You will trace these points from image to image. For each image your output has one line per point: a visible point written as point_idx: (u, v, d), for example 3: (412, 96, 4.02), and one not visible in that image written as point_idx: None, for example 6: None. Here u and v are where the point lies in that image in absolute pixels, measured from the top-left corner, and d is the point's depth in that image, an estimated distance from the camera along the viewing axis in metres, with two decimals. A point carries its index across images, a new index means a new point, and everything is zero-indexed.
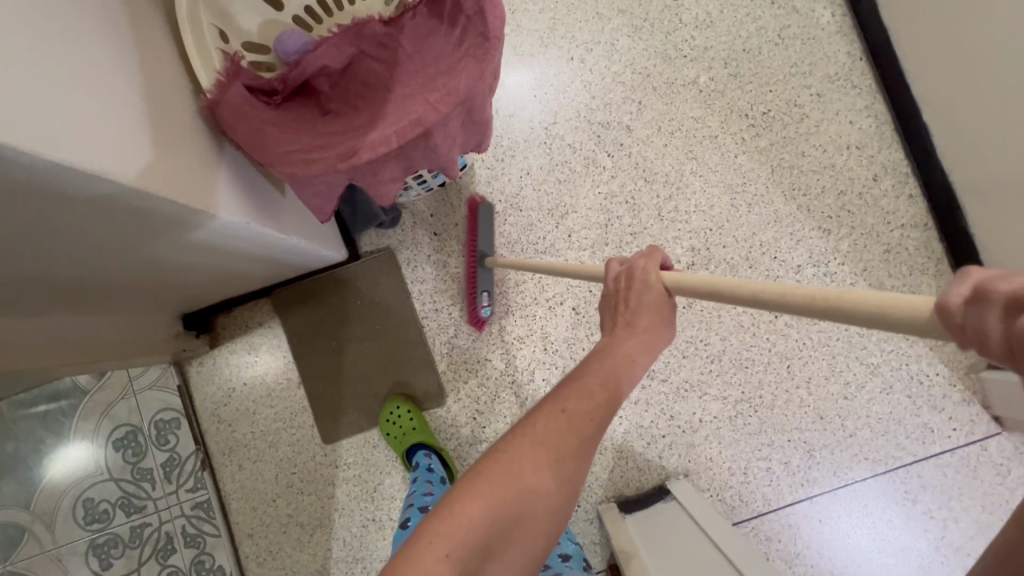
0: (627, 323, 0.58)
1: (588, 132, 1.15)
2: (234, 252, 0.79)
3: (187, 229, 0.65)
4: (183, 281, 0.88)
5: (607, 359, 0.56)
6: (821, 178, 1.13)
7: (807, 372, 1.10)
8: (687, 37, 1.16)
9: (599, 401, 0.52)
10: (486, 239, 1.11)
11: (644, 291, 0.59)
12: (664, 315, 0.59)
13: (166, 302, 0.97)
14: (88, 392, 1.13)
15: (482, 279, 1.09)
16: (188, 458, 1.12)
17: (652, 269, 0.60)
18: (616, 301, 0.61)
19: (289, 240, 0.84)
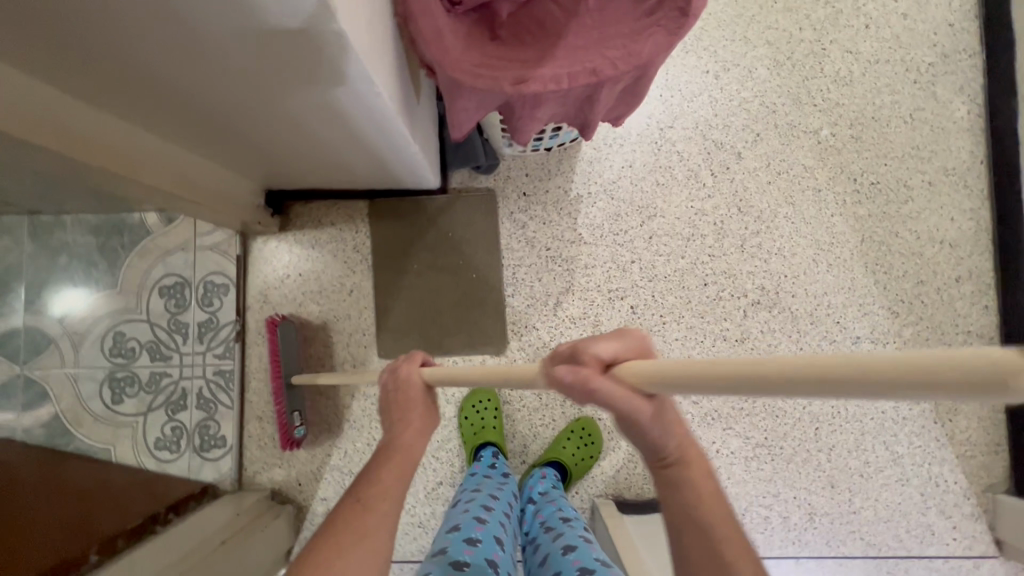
0: (402, 418, 0.62)
1: (699, 146, 1.15)
2: (356, 132, 0.77)
3: (338, 91, 0.62)
4: (288, 146, 0.86)
5: (384, 461, 0.58)
6: (907, 261, 1.13)
7: (832, 441, 1.11)
8: (822, 88, 1.16)
9: (386, 486, 0.55)
10: (289, 359, 1.08)
11: (411, 385, 0.63)
12: (430, 404, 0.64)
13: (256, 165, 0.96)
14: (151, 234, 1.14)
15: (289, 399, 1.07)
16: (225, 326, 1.13)
17: (413, 363, 0.65)
18: (388, 398, 0.64)
19: (409, 136, 0.82)
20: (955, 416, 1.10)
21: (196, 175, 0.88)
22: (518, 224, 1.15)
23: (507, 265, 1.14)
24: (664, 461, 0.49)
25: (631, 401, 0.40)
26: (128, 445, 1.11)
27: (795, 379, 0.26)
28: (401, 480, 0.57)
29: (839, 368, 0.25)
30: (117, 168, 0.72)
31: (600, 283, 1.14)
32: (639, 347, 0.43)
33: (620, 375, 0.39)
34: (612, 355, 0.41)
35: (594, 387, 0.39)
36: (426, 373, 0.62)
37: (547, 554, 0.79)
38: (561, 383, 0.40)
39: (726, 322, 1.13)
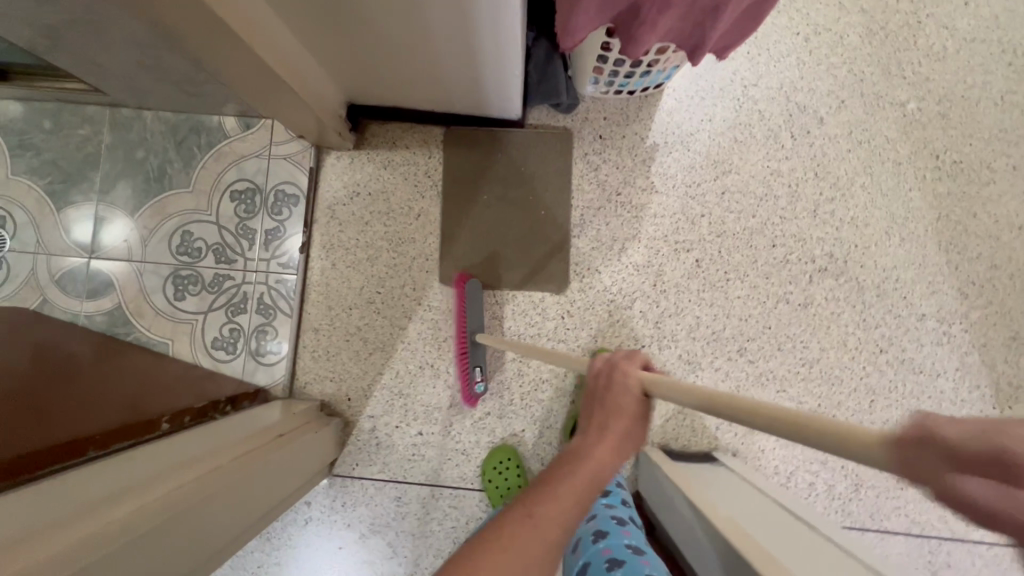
0: (597, 429, 0.53)
1: (782, 108, 1.14)
2: (468, 30, 0.78)
3: None
4: (389, 41, 0.85)
5: (574, 473, 0.50)
6: (981, 244, 1.11)
7: (885, 415, 1.09)
8: (913, 61, 1.14)
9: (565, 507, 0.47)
10: (475, 320, 1.09)
11: (624, 392, 0.53)
12: (637, 422, 0.53)
13: (347, 64, 0.95)
14: (228, 138, 1.16)
15: (473, 355, 1.09)
16: (291, 236, 1.14)
17: (632, 368, 0.54)
18: (593, 395, 0.56)
19: (514, 41, 0.82)
20: (1014, 403, 1.09)
21: (297, 68, 0.90)
22: (591, 166, 1.14)
23: (576, 206, 1.14)
24: None
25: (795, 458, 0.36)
26: (185, 342, 1.12)
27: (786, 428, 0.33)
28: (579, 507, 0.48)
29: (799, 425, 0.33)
30: (238, 28, 0.71)
31: (667, 233, 1.13)
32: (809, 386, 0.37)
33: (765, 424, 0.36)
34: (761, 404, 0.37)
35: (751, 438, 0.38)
36: (647, 379, 0.52)
37: (582, 534, 0.87)
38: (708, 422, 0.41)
39: (790, 286, 1.12)
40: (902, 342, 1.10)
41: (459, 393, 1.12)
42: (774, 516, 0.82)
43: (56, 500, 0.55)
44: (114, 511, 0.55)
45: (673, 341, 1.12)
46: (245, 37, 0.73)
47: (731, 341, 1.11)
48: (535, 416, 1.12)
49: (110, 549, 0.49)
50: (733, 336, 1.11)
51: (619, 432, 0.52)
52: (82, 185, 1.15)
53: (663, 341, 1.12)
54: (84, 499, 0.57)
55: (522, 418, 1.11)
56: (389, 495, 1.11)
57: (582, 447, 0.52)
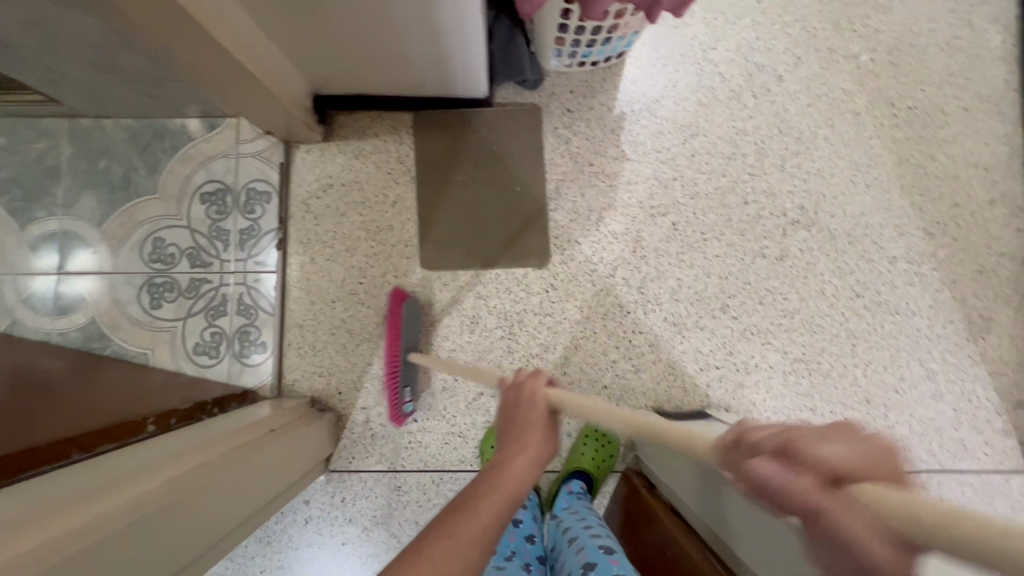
0: (517, 440, 0.56)
1: (742, 69, 1.17)
2: (429, 10, 0.79)
3: None
4: (352, 27, 0.85)
5: (496, 484, 0.50)
6: (942, 184, 1.15)
7: (868, 357, 1.12)
8: (862, 15, 1.18)
9: (491, 523, 0.46)
10: (411, 336, 1.08)
11: (531, 404, 0.59)
12: (550, 434, 0.58)
13: (310, 53, 0.95)
14: (193, 140, 1.14)
15: (404, 373, 1.05)
16: (267, 234, 1.13)
17: (539, 386, 0.61)
18: (506, 414, 0.61)
19: (476, 17, 0.82)
20: (987, 334, 1.13)
21: (260, 59, 0.89)
22: (562, 139, 1.15)
23: (551, 180, 1.15)
24: None
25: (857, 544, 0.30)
26: (166, 350, 1.10)
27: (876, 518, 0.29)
28: (503, 519, 0.47)
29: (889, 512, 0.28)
30: (195, 14, 0.70)
31: (642, 199, 1.15)
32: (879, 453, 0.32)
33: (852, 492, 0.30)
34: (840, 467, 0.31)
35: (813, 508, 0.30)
36: (552, 400, 0.58)
37: (571, 569, 0.79)
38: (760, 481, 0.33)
39: (766, 240, 1.14)
40: (877, 285, 1.14)
41: (450, 375, 1.12)
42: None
43: (48, 494, 0.54)
44: (107, 502, 0.54)
45: (657, 304, 1.13)
46: (203, 24, 0.72)
47: (714, 299, 1.13)
48: None
49: (113, 531, 0.49)
50: (715, 294, 1.13)
51: (536, 445, 0.55)
52: (44, 199, 1.12)
53: (647, 305, 1.13)
54: (74, 493, 0.55)
55: None
56: (389, 485, 1.10)
57: (501, 464, 0.53)
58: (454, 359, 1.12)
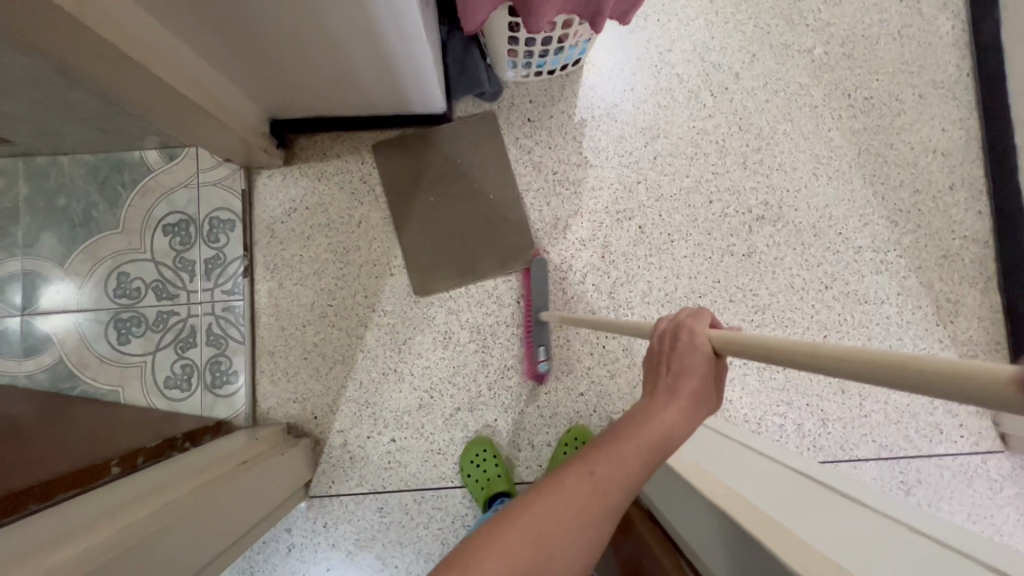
0: (670, 391, 0.49)
1: (698, 69, 1.18)
2: (370, 26, 0.78)
3: None
4: (295, 48, 0.84)
5: (637, 434, 0.47)
6: (902, 172, 1.17)
7: (840, 347, 1.13)
8: (814, 9, 1.19)
9: (629, 471, 0.46)
10: (541, 294, 1.09)
11: (691, 350, 0.49)
12: (710, 386, 0.50)
13: (259, 79, 0.94)
14: (152, 172, 1.12)
15: (537, 333, 1.08)
16: (232, 262, 1.12)
17: (700, 329, 0.50)
18: (660, 355, 0.52)
19: (421, 30, 0.81)
20: (955, 317, 1.14)
21: (208, 89, 0.88)
22: (524, 150, 1.16)
23: (516, 191, 1.15)
24: None
25: None
26: (137, 386, 1.08)
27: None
28: (643, 471, 0.46)
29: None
30: (126, 48, 0.68)
31: (608, 204, 1.15)
32: None
33: None
34: None
35: None
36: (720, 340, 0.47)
37: None
38: None
39: (733, 238, 1.15)
40: (845, 276, 1.15)
41: (426, 393, 1.11)
42: (765, 471, 0.81)
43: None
44: (58, 555, 0.53)
45: (629, 308, 1.13)
46: (136, 57, 0.70)
47: (685, 299, 1.14)
48: (506, 404, 1.11)
49: (83, 574, 0.50)
50: (686, 294, 1.14)
51: (690, 397, 0.49)
52: (3, 242, 1.10)
53: (619, 309, 1.13)
54: (24, 548, 0.54)
55: (493, 408, 1.11)
56: (371, 508, 1.09)
57: (647, 410, 0.49)
58: (428, 376, 1.11)
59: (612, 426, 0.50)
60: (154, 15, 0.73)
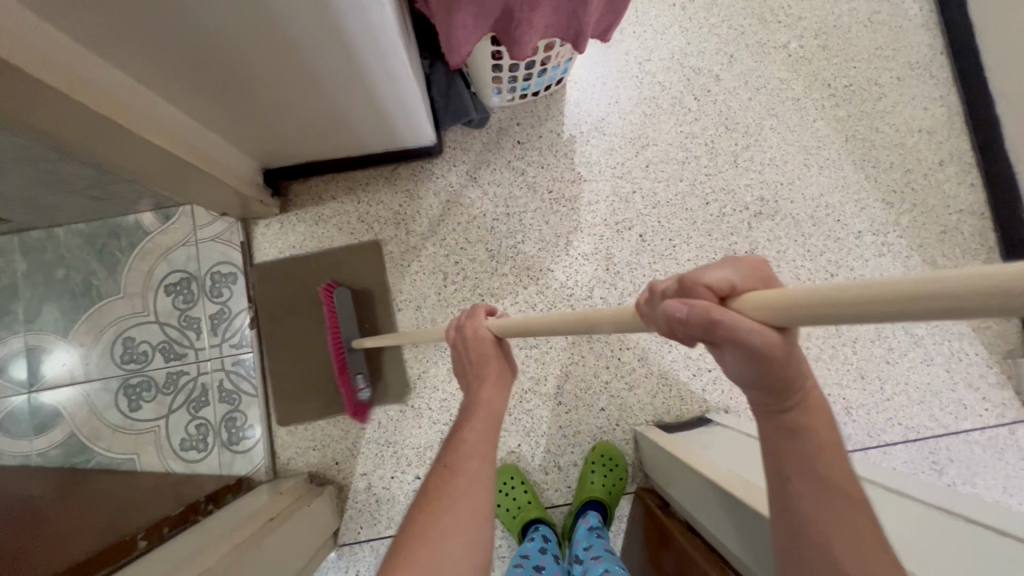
0: (480, 380, 0.69)
1: (679, 75, 1.20)
2: (357, 74, 0.80)
3: (345, 15, 0.66)
4: (268, 84, 0.80)
5: (472, 420, 0.65)
6: (891, 154, 1.18)
7: (854, 333, 1.13)
8: (783, 5, 1.22)
9: (476, 449, 0.61)
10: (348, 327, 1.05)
11: (482, 343, 0.70)
12: (503, 364, 0.72)
13: (251, 133, 0.95)
14: (149, 234, 1.12)
15: (352, 361, 1.04)
16: (238, 315, 1.11)
17: (479, 320, 0.71)
18: (463, 358, 0.73)
19: (399, 50, 0.77)
20: None
21: (203, 149, 0.90)
22: (517, 172, 1.16)
23: (513, 213, 1.15)
24: (779, 408, 0.45)
25: (762, 339, 0.36)
26: (152, 451, 1.06)
27: (813, 309, 0.29)
28: (486, 441, 0.62)
29: (839, 299, 0.27)
30: (87, 99, 0.63)
31: (607, 216, 1.16)
32: (753, 272, 0.38)
33: (747, 311, 0.35)
34: (726, 286, 0.37)
35: (719, 324, 0.36)
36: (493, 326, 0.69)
37: None
38: (677, 318, 0.37)
39: (733, 236, 1.15)
40: (849, 262, 1.15)
41: (446, 426, 1.09)
42: None
43: None
44: None
45: None
46: (129, 126, 0.71)
47: None
48: (528, 428, 1.10)
49: None
50: None
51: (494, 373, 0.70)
52: (5, 320, 1.09)
53: None
54: None
55: (515, 433, 1.10)
56: None
57: (472, 404, 0.67)
58: (447, 408, 1.10)
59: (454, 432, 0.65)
60: (119, 68, 0.69)
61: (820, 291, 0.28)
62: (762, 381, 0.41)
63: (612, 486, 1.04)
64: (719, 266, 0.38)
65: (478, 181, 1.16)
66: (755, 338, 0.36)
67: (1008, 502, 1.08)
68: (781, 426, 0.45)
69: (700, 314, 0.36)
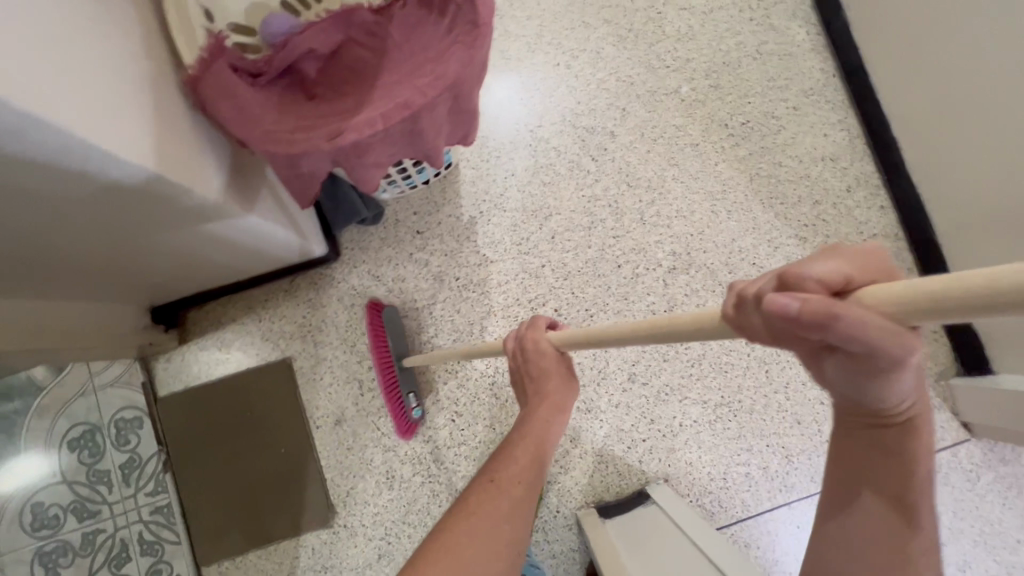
0: (540, 387, 0.65)
1: (573, 137, 1.16)
2: (214, 241, 0.81)
3: (169, 214, 0.67)
4: (105, 254, 0.75)
5: (525, 433, 0.62)
6: (798, 187, 1.15)
7: (785, 378, 1.11)
8: (669, 49, 1.19)
9: (523, 466, 0.58)
10: (398, 343, 1.07)
11: (542, 357, 0.65)
12: (564, 378, 0.67)
13: (132, 289, 0.95)
14: (42, 389, 1.05)
15: (404, 380, 1.06)
16: (149, 460, 1.06)
17: (540, 335, 0.65)
18: (521, 370, 0.67)
19: (227, 208, 0.72)
20: None
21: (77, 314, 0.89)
22: (421, 264, 1.12)
23: (422, 307, 1.11)
24: (885, 423, 0.44)
25: (884, 340, 0.30)
26: None
27: (931, 304, 0.26)
28: (535, 462, 0.58)
29: (861, 301, 0.30)
30: None
31: (519, 296, 1.12)
32: (872, 261, 0.32)
33: (873, 303, 0.29)
34: (839, 277, 0.31)
35: (837, 321, 0.29)
36: (554, 339, 0.63)
37: None
38: (782, 319, 0.30)
39: (650, 296, 1.12)
40: None
41: (382, 541, 1.05)
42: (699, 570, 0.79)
43: None
44: None
45: None
46: None
47: (619, 372, 1.10)
48: None
49: None
50: (619, 367, 1.11)
51: (555, 393, 0.65)
52: None
53: None
54: None
55: None
56: None
57: (529, 421, 0.64)
58: (381, 523, 1.06)
59: (504, 441, 0.62)
60: None
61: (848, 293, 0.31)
62: (864, 390, 0.39)
63: None
64: (828, 257, 0.32)
65: (381, 279, 1.12)
66: (875, 339, 0.30)
67: (959, 527, 1.06)
68: (873, 437, 0.46)
69: (815, 312, 0.29)
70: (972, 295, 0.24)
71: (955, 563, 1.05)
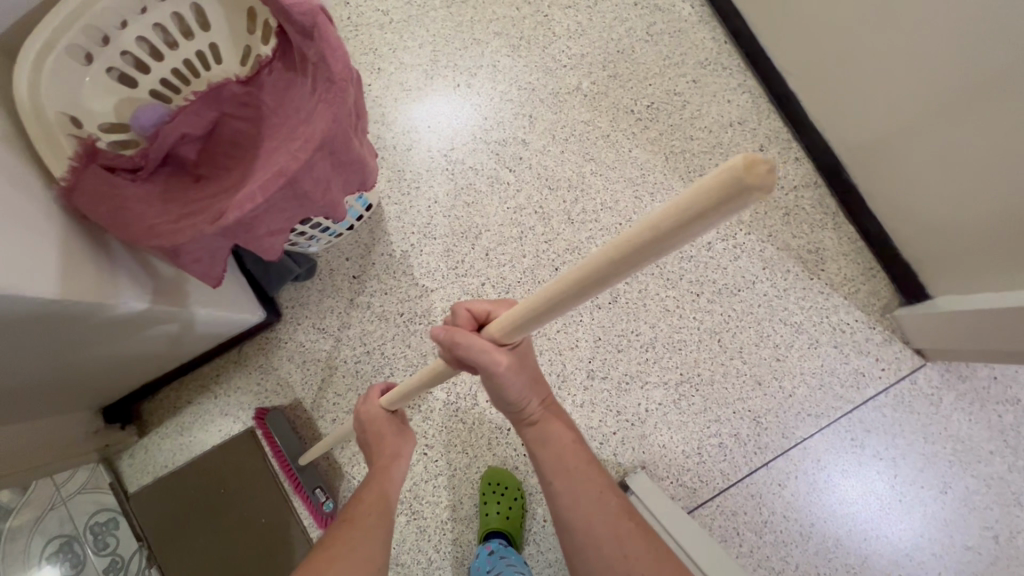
0: (380, 440, 0.74)
1: (487, 153, 1.17)
2: (138, 335, 0.81)
3: (75, 323, 0.66)
4: (27, 376, 0.74)
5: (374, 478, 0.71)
6: (713, 156, 1.17)
7: (737, 343, 1.13)
8: (563, 48, 1.21)
9: (373, 501, 0.67)
10: (287, 443, 1.06)
11: (372, 419, 0.75)
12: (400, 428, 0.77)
13: (75, 399, 0.94)
14: (10, 512, 1.03)
15: (307, 479, 1.05)
16: (132, 558, 1.06)
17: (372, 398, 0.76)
18: (364, 433, 0.76)
19: (133, 304, 0.71)
20: (824, 264, 1.15)
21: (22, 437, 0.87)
22: (363, 307, 1.13)
23: (373, 349, 1.12)
24: (529, 421, 0.70)
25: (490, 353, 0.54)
26: None
27: (621, 254, 0.31)
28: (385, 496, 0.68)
29: (643, 234, 0.29)
30: None
31: None
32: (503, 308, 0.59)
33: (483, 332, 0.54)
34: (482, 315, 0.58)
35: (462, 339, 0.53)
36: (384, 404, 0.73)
37: None
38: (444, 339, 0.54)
39: None
40: (710, 275, 1.15)
41: None
42: None
43: None
44: None
45: None
46: None
47: (578, 372, 1.11)
48: (460, 558, 1.06)
49: None
50: (576, 367, 1.12)
51: (392, 445, 0.74)
52: None
53: None
54: None
55: (449, 567, 1.06)
56: None
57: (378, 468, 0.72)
58: None
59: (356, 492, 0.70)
60: None
61: (624, 237, 0.30)
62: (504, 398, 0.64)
63: (510, 510, 1.03)
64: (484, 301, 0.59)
65: (328, 330, 1.12)
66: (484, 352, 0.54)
67: (933, 451, 1.08)
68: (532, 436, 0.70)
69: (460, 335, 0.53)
70: (724, 191, 0.24)
71: (936, 487, 1.06)
